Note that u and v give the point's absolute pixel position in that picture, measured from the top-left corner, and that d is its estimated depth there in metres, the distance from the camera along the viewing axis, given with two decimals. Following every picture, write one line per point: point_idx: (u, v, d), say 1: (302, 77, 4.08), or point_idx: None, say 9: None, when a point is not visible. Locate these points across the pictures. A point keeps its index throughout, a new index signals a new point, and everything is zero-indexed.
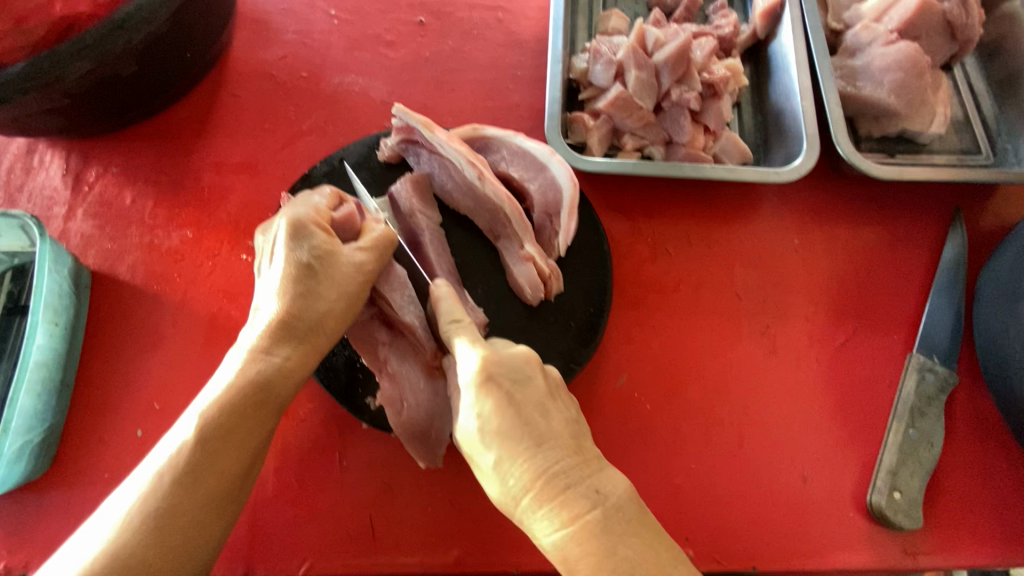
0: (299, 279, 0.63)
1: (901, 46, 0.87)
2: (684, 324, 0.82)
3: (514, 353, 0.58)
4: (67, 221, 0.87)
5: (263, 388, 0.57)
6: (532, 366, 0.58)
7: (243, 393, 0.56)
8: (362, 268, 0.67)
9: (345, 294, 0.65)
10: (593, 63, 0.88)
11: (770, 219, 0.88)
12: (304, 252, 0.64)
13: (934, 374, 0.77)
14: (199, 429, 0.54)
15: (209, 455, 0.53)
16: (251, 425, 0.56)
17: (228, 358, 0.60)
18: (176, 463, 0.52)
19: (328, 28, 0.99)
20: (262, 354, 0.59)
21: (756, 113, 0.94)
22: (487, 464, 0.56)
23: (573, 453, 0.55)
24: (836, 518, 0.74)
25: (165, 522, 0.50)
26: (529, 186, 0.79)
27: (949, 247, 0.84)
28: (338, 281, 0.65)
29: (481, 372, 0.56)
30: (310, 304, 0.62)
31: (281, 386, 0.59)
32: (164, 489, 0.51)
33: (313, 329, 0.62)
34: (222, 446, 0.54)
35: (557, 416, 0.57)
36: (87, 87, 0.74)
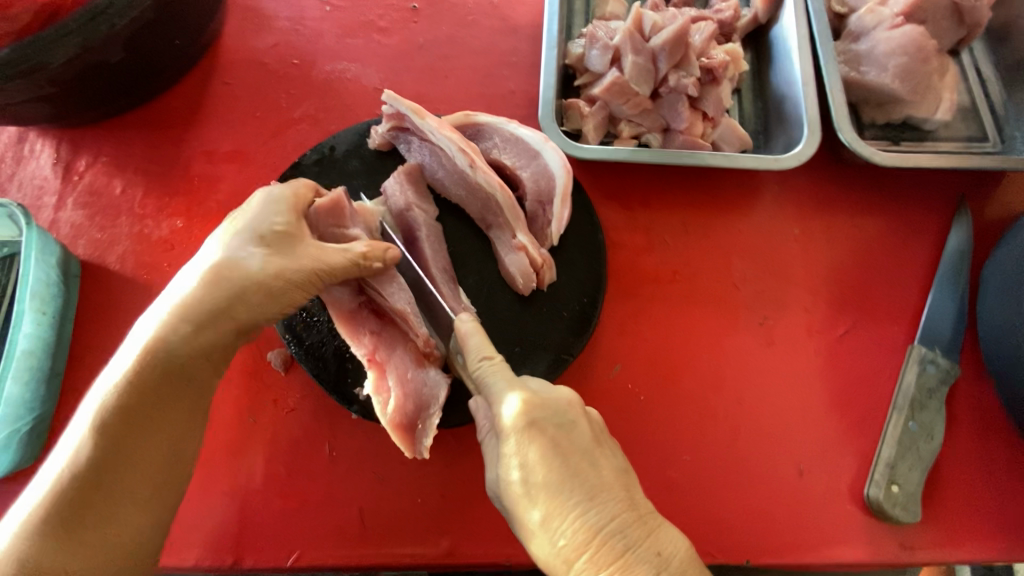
0: (248, 260, 0.62)
1: (906, 30, 0.85)
2: (680, 315, 0.81)
3: (555, 398, 0.60)
4: (57, 210, 0.86)
5: (159, 372, 0.57)
6: (575, 410, 0.60)
7: (151, 375, 0.57)
8: (317, 260, 0.64)
9: (286, 284, 0.62)
10: (589, 48, 0.86)
11: (769, 208, 0.86)
12: (264, 233, 0.63)
13: (936, 366, 0.76)
14: (99, 414, 0.55)
15: (104, 442, 0.55)
16: (155, 414, 0.57)
17: (139, 335, 0.59)
18: (81, 450, 0.54)
19: (320, 14, 0.97)
20: (176, 328, 0.58)
21: (756, 100, 0.92)
22: (533, 521, 0.57)
23: (627, 509, 0.56)
24: (832, 512, 0.73)
25: (62, 514, 0.53)
26: (521, 174, 0.77)
27: (954, 237, 0.82)
28: (287, 268, 0.63)
29: (523, 417, 0.58)
30: (239, 288, 0.60)
31: (189, 372, 0.59)
32: (64, 480, 0.53)
33: (233, 304, 0.60)
34: (121, 433, 0.55)
35: (608, 467, 0.58)
36: (73, 74, 0.73)
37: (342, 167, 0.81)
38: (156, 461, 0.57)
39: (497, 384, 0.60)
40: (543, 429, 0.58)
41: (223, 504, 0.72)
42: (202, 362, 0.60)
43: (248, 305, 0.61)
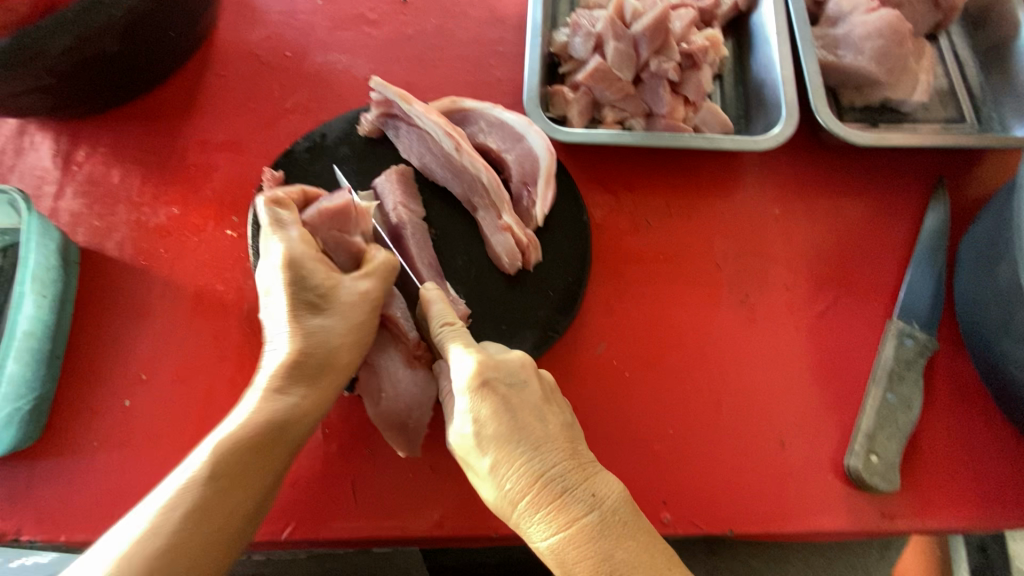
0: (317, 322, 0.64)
1: (882, 13, 0.87)
2: (663, 294, 0.83)
3: (508, 359, 0.62)
4: (56, 199, 0.88)
5: (280, 424, 0.60)
6: (527, 370, 0.62)
7: (263, 431, 0.59)
8: (366, 298, 0.67)
9: (353, 330, 0.66)
10: (573, 36, 0.88)
11: (751, 190, 0.88)
12: (308, 281, 0.65)
13: (914, 339, 0.77)
14: (215, 460, 0.56)
15: (223, 484, 0.55)
16: (261, 458, 0.58)
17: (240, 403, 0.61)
18: (188, 495, 0.54)
19: (312, 8, 1.00)
20: (276, 393, 0.62)
21: (737, 85, 0.94)
22: (484, 468, 0.59)
23: (570, 457, 0.58)
24: (813, 483, 0.75)
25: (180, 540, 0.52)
26: (506, 156, 0.80)
27: (932, 216, 0.84)
28: (352, 318, 0.66)
29: (475, 375, 0.59)
30: (321, 343, 0.64)
31: (295, 422, 0.61)
32: (176, 513, 0.53)
33: (324, 364, 0.64)
34: (233, 475, 0.56)
35: (554, 421, 0.61)
36: (71, 65, 0.76)
37: (333, 154, 0.84)
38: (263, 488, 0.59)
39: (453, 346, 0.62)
40: (495, 389, 0.60)
41: None
42: (306, 412, 0.62)
43: (335, 355, 0.64)
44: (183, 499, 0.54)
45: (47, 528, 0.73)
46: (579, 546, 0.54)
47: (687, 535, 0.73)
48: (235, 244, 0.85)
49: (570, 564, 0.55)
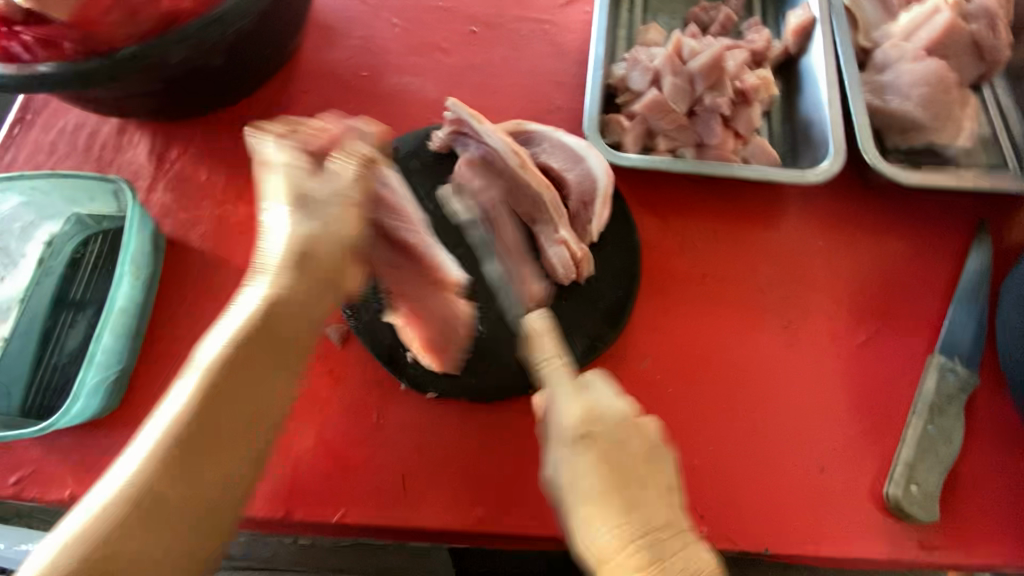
0: (270, 339, 0.59)
1: (928, 63, 0.92)
2: (707, 316, 0.86)
3: (616, 411, 0.64)
4: (149, 192, 0.97)
5: (270, 325, 0.59)
6: (631, 426, 0.64)
7: (210, 392, 0.55)
8: (338, 238, 0.64)
9: (292, 310, 0.61)
10: (631, 70, 0.94)
11: (795, 221, 0.92)
12: (283, 290, 0.60)
13: (955, 374, 0.80)
14: (170, 429, 0.53)
15: (171, 465, 0.52)
16: (222, 439, 0.55)
17: (245, 299, 0.61)
18: (140, 480, 0.51)
19: (389, 34, 1.09)
20: (271, 301, 0.60)
21: (785, 122, 0.99)
22: (577, 520, 0.60)
23: (668, 529, 0.60)
24: (850, 509, 0.76)
25: (134, 521, 0.50)
26: (567, 175, 0.85)
27: (975, 259, 0.87)
28: (284, 307, 0.60)
29: (575, 418, 0.62)
30: (265, 334, 0.59)
31: (237, 403, 0.56)
32: (127, 503, 0.50)
33: (298, 309, 0.61)
34: (189, 449, 0.53)
35: (661, 499, 0.61)
36: (182, 72, 0.85)
37: (404, 166, 0.91)
38: (266, 439, 0.58)
39: (558, 387, 0.64)
40: (598, 439, 0.62)
41: (277, 460, 0.78)
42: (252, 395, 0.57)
43: (280, 341, 0.59)
44: (133, 484, 0.51)
45: None
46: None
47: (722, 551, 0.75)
48: None
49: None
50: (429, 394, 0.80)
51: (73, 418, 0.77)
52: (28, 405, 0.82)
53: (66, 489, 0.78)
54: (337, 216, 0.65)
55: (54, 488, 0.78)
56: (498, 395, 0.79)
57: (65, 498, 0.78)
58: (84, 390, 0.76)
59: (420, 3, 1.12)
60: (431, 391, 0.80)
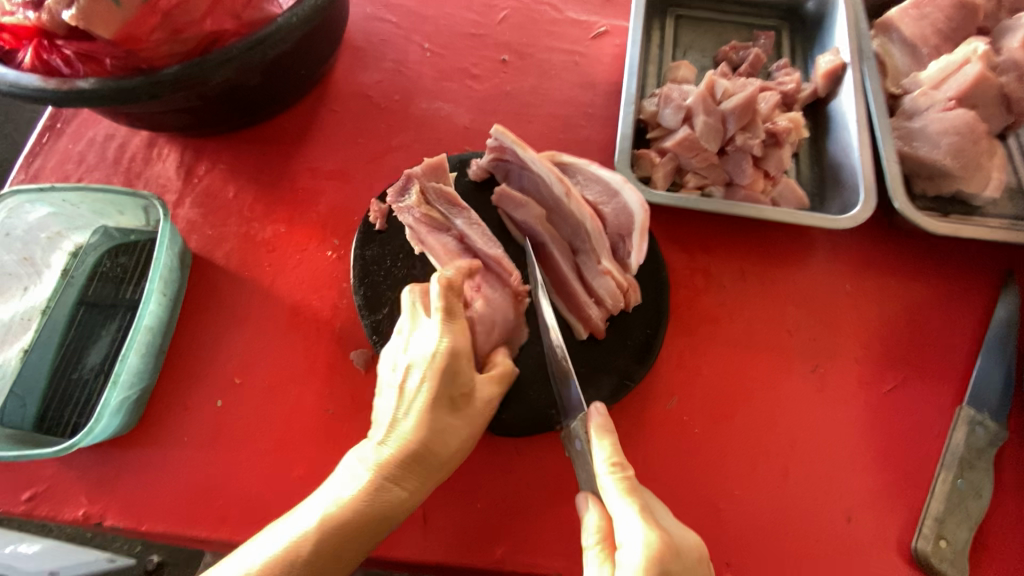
0: (418, 463, 0.68)
1: (958, 112, 0.92)
2: (734, 356, 0.85)
3: (688, 546, 0.60)
4: (176, 207, 0.97)
5: (419, 459, 0.68)
6: (700, 563, 0.60)
7: (399, 465, 0.67)
8: (480, 417, 0.72)
9: (479, 397, 0.72)
10: (663, 107, 0.95)
11: (823, 264, 0.92)
12: (437, 429, 0.69)
13: (984, 428, 0.78)
14: (393, 459, 0.67)
15: (393, 492, 0.66)
16: (426, 476, 0.68)
17: (396, 416, 0.70)
18: (368, 499, 0.65)
19: (421, 59, 1.10)
20: (420, 434, 0.68)
21: (813, 164, 1.00)
22: None
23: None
24: (878, 561, 0.75)
25: (339, 543, 0.63)
26: (603, 209, 0.85)
27: (1003, 307, 0.86)
28: (443, 436, 0.69)
29: (656, 554, 0.57)
30: (465, 401, 0.71)
31: (398, 489, 0.67)
32: (354, 513, 0.64)
33: (426, 463, 0.68)
34: (405, 479, 0.67)
35: None
36: (219, 92, 0.86)
37: None
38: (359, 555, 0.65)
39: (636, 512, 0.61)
40: None
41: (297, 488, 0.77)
42: (454, 446, 0.70)
43: (471, 413, 0.71)
44: (360, 501, 0.65)
45: (132, 514, 0.76)
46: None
47: None
48: (334, 264, 0.92)
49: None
50: None
51: (91, 439, 0.75)
52: (42, 420, 0.80)
53: (79, 508, 0.77)
54: (480, 399, 0.72)
55: (68, 506, 0.77)
56: (529, 429, 0.77)
57: (78, 518, 0.76)
58: (107, 410, 0.74)
59: (452, 28, 1.13)
60: None
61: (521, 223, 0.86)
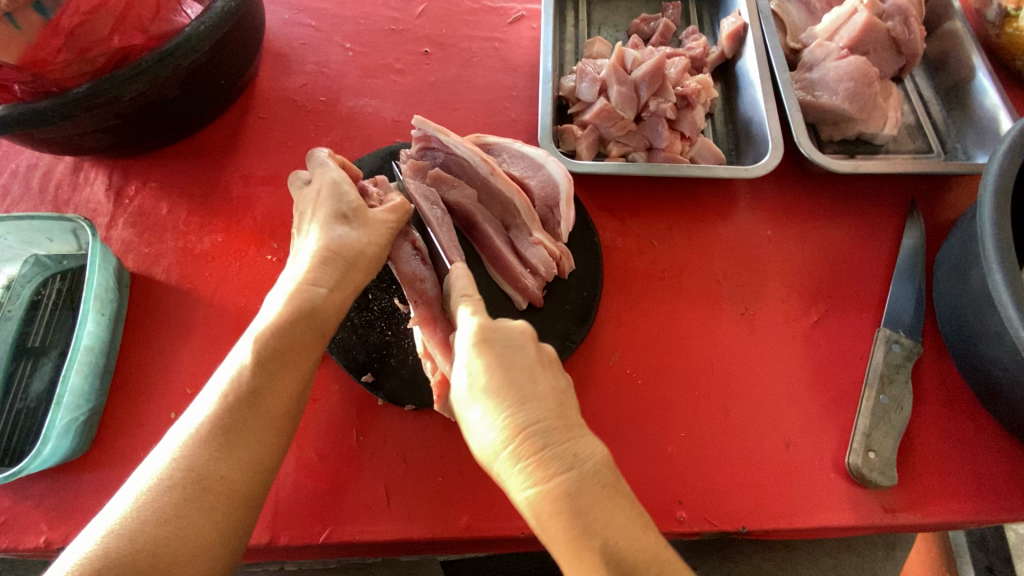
0: (302, 325, 0.66)
1: (851, 59, 0.98)
2: (669, 308, 0.90)
3: (511, 324, 0.59)
4: (109, 229, 0.96)
5: (307, 317, 0.67)
6: (528, 337, 0.59)
7: (285, 328, 0.65)
8: (363, 260, 0.73)
9: (326, 314, 0.68)
10: (579, 82, 0.99)
11: (744, 213, 0.97)
12: (323, 289, 0.69)
13: (900, 345, 0.84)
14: (215, 413, 0.60)
15: (217, 451, 0.58)
16: (262, 426, 0.61)
17: (273, 299, 0.69)
18: (186, 464, 0.57)
19: (343, 58, 1.11)
20: (301, 294, 0.68)
21: (728, 122, 1.05)
22: (473, 419, 0.56)
23: (558, 421, 0.54)
24: (818, 480, 0.80)
25: (236, 417, 0.60)
26: (529, 182, 0.87)
27: (908, 236, 0.93)
28: (321, 299, 0.69)
29: (478, 334, 0.58)
30: (299, 327, 0.66)
31: (296, 350, 0.65)
32: (173, 486, 0.56)
33: (313, 322, 0.67)
34: (278, 353, 0.64)
35: (545, 380, 0.57)
36: (137, 108, 0.86)
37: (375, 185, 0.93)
38: (264, 434, 0.61)
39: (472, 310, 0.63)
40: (491, 346, 0.58)
41: None
42: (286, 390, 0.64)
43: (308, 341, 0.67)
44: (179, 468, 0.57)
45: None
46: (557, 503, 0.50)
47: (703, 534, 0.77)
48: (275, 267, 0.93)
49: (544, 521, 0.50)
50: (407, 405, 0.81)
51: (39, 466, 0.74)
52: None
53: (39, 536, 0.76)
54: (359, 250, 0.73)
55: (26, 536, 0.76)
56: None
57: (39, 546, 0.76)
58: (53, 433, 0.74)
59: (371, 26, 1.15)
60: (409, 404, 0.81)
61: (452, 207, 0.87)
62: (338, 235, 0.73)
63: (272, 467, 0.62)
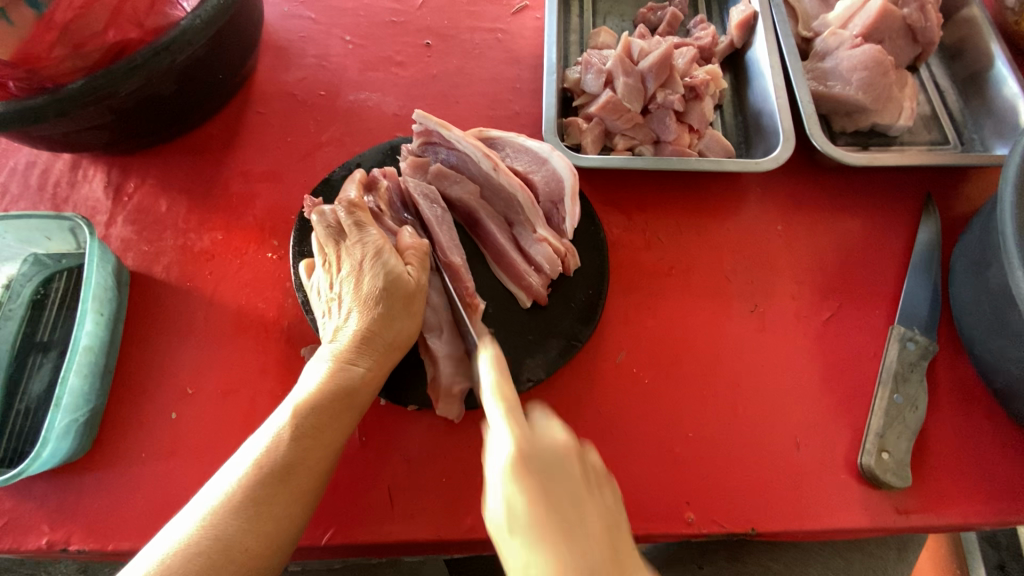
0: (337, 405, 0.67)
1: (865, 48, 0.95)
2: (677, 305, 0.88)
3: (552, 441, 0.57)
4: (108, 227, 0.95)
5: (344, 397, 0.68)
6: (571, 455, 0.57)
7: (321, 404, 0.66)
8: (399, 338, 0.72)
9: (359, 395, 0.69)
10: (585, 73, 0.97)
11: (754, 208, 0.95)
12: (359, 371, 0.69)
13: (915, 343, 0.82)
14: (246, 481, 0.61)
15: (245, 523, 0.59)
16: (291, 500, 0.62)
17: (314, 368, 0.70)
18: (213, 532, 0.58)
19: (343, 51, 1.09)
20: (339, 374, 0.68)
21: (737, 113, 1.03)
22: (514, 557, 0.54)
23: (611, 569, 0.53)
24: (830, 481, 0.78)
25: (266, 493, 0.61)
26: (533, 177, 0.85)
27: (924, 231, 0.90)
28: (357, 381, 0.69)
29: (517, 463, 0.55)
30: (337, 409, 0.67)
31: (331, 429, 0.66)
32: (198, 554, 0.56)
33: (346, 408, 0.68)
34: (314, 431, 0.65)
35: (592, 511, 0.56)
36: (133, 103, 0.84)
37: None
38: (291, 511, 0.62)
39: (512, 424, 0.56)
40: (536, 479, 0.55)
41: None
42: (316, 468, 0.64)
43: (342, 420, 0.67)
44: (207, 536, 0.58)
45: (94, 537, 0.75)
46: None
47: (711, 536, 0.76)
48: (275, 265, 0.91)
49: None
50: (410, 405, 0.79)
51: (39, 467, 0.74)
52: None
53: (42, 538, 0.75)
54: (396, 329, 0.72)
55: (28, 537, 0.75)
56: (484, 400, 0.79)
57: (41, 547, 0.75)
58: (52, 434, 0.74)
59: (372, 18, 1.12)
60: (411, 404, 0.79)
61: (455, 202, 0.86)
62: (374, 310, 0.72)
63: (294, 538, 0.63)
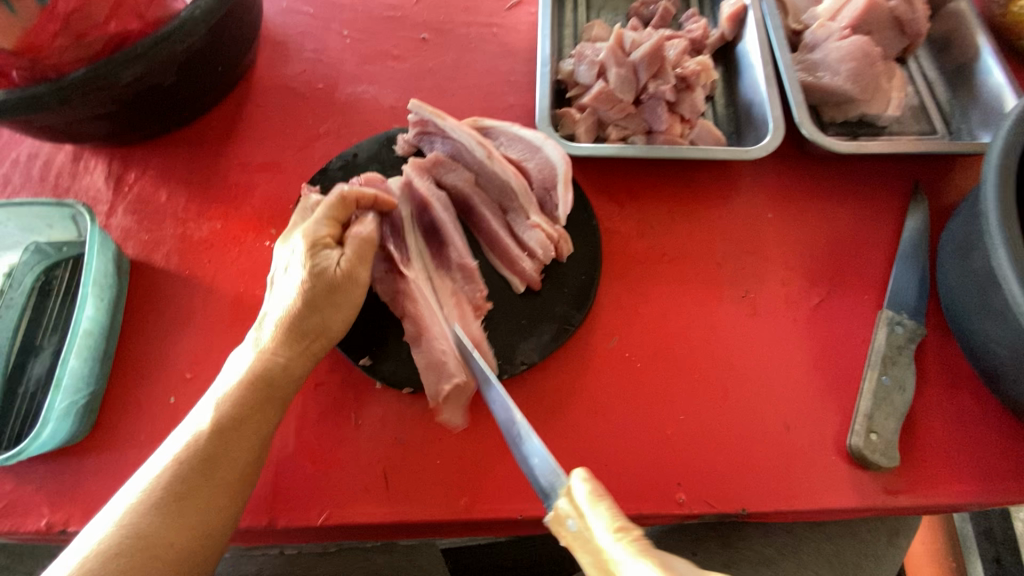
0: (262, 396, 0.70)
1: (852, 40, 0.97)
2: (668, 291, 0.89)
3: None
4: (108, 217, 0.96)
5: (268, 386, 0.71)
6: None
7: (244, 395, 0.69)
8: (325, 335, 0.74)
9: (281, 385, 0.72)
10: (578, 65, 0.98)
11: (745, 196, 0.96)
12: (280, 361, 0.72)
13: (903, 326, 0.84)
14: (164, 477, 0.64)
15: (164, 516, 0.62)
16: (214, 490, 0.65)
17: (237, 362, 0.73)
18: (132, 528, 0.61)
19: (341, 45, 1.11)
20: (263, 365, 0.71)
21: (728, 105, 1.04)
22: None
23: None
24: (820, 462, 0.79)
25: (188, 485, 0.64)
26: (526, 165, 0.87)
27: (914, 218, 0.91)
28: (281, 372, 0.72)
29: None
30: (257, 401, 0.70)
31: (253, 420, 0.69)
32: (119, 552, 0.59)
33: (267, 398, 0.71)
34: (240, 420, 0.68)
35: None
36: (133, 94, 0.86)
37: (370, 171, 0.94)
38: (218, 498, 0.65)
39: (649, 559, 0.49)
40: None
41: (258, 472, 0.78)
42: (239, 457, 0.68)
43: (264, 411, 0.70)
44: (127, 535, 0.60)
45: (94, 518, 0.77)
46: None
47: (702, 516, 0.77)
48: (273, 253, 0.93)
49: None
50: (406, 387, 0.81)
51: (38, 448, 0.75)
52: None
53: (41, 519, 0.77)
54: (323, 326, 0.74)
55: (28, 519, 0.76)
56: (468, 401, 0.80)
57: (40, 529, 0.76)
58: (52, 414, 0.75)
59: (369, 13, 1.14)
60: (406, 386, 0.81)
61: (450, 190, 0.89)
62: (306, 306, 0.73)
63: (228, 525, 0.66)
